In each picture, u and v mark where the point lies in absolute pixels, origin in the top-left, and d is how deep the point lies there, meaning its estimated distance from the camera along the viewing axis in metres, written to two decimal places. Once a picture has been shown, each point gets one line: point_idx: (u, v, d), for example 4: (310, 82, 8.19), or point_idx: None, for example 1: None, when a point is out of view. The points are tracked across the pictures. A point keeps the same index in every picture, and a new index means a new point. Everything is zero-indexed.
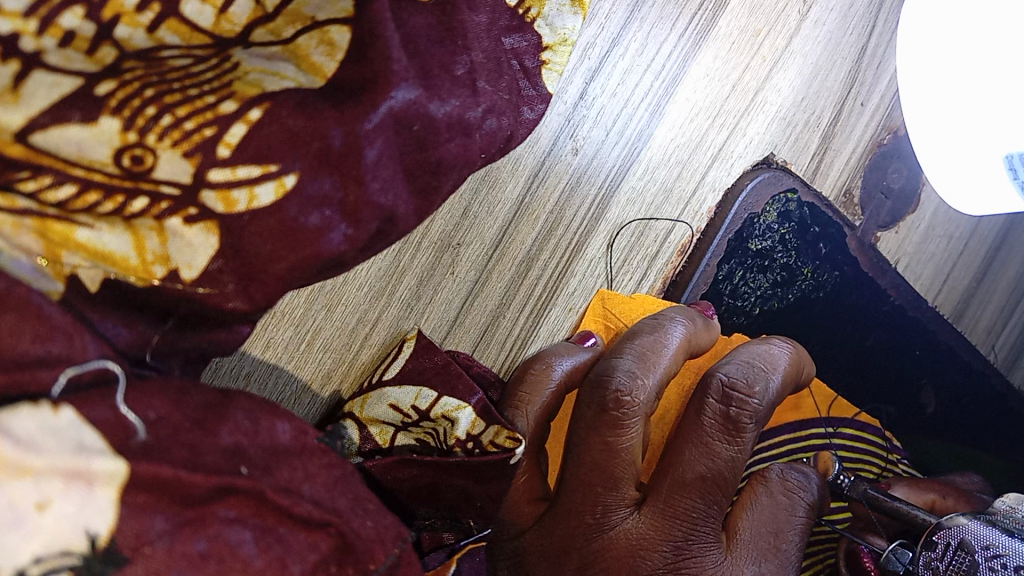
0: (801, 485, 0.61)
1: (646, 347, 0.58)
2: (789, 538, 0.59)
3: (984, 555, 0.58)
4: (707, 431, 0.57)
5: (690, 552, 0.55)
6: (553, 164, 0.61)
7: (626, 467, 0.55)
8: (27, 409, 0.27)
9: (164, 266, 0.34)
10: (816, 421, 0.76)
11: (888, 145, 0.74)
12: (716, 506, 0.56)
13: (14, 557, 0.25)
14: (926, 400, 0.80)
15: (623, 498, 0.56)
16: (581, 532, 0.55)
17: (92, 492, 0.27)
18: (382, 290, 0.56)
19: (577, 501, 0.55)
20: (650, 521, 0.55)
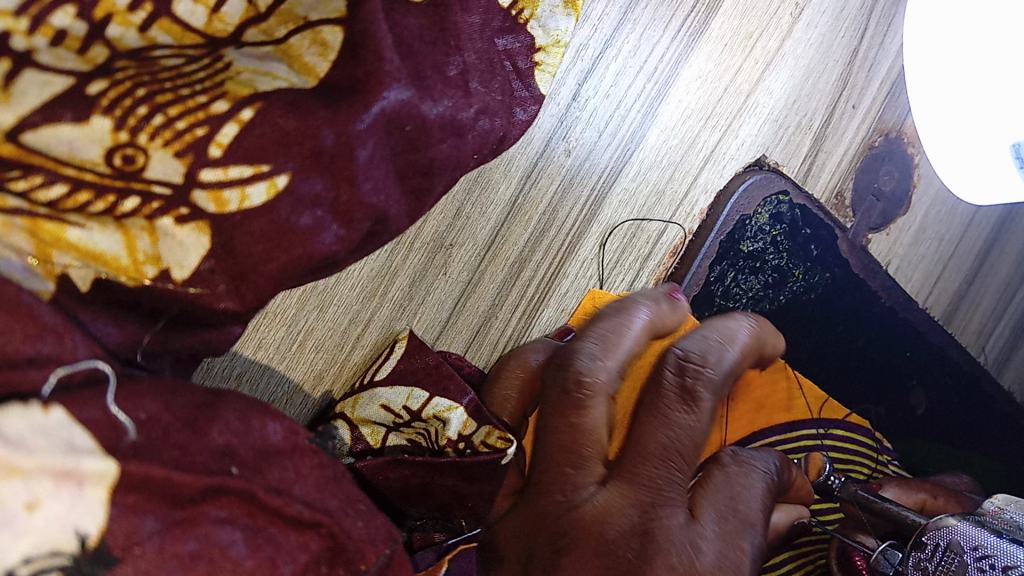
0: (763, 461, 0.59)
1: (607, 329, 0.57)
2: (748, 501, 0.55)
3: (972, 556, 0.58)
4: (665, 403, 0.56)
5: (657, 514, 0.52)
6: (545, 165, 0.61)
7: (592, 444, 0.53)
8: (17, 408, 0.27)
9: (155, 266, 0.34)
10: (807, 423, 0.76)
11: (880, 147, 0.75)
12: (681, 473, 0.54)
13: (3, 557, 0.25)
14: (916, 402, 0.80)
15: (592, 473, 0.53)
16: (551, 510, 0.52)
17: (83, 492, 0.27)
18: (374, 290, 0.57)
19: (547, 481, 0.53)
20: (616, 491, 0.52)
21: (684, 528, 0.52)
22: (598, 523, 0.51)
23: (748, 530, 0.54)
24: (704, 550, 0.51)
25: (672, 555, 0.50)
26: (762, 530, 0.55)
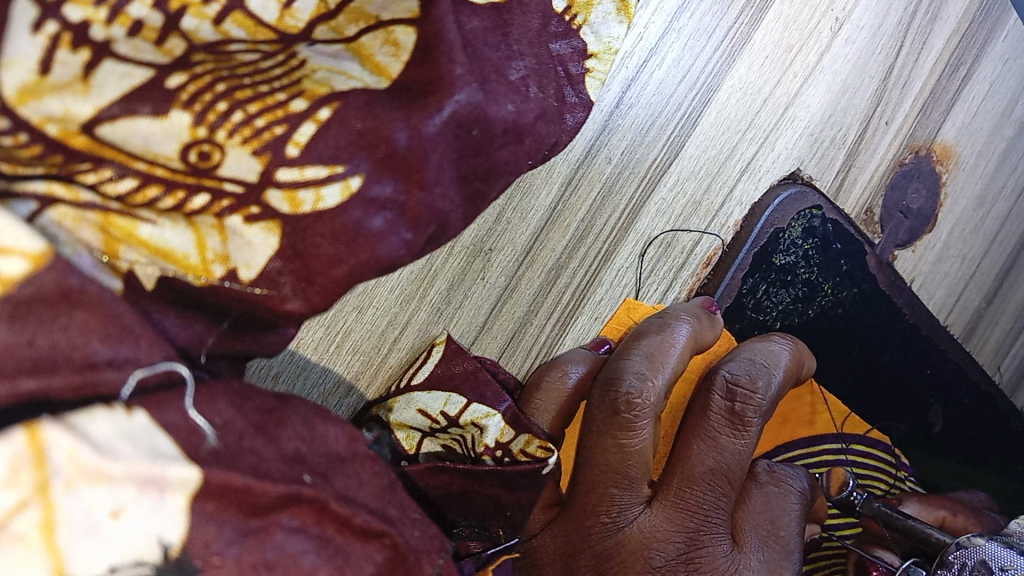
0: (798, 476, 0.61)
1: (653, 348, 0.56)
2: (790, 529, 0.57)
3: None
4: (713, 426, 0.56)
5: (703, 544, 0.54)
6: (586, 172, 0.60)
7: (640, 465, 0.54)
8: (102, 411, 0.26)
9: (224, 266, 0.33)
10: (829, 436, 0.75)
11: (910, 165, 0.76)
12: (727, 498, 0.55)
13: (90, 566, 0.24)
14: (934, 419, 0.82)
15: (638, 495, 0.54)
16: (598, 532, 0.53)
17: (164, 500, 0.26)
18: (412, 294, 0.56)
19: (593, 501, 0.54)
20: (662, 515, 0.54)
21: (728, 558, 0.54)
22: (644, 549, 0.53)
23: (789, 560, 0.57)
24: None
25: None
26: (799, 552, 0.58)
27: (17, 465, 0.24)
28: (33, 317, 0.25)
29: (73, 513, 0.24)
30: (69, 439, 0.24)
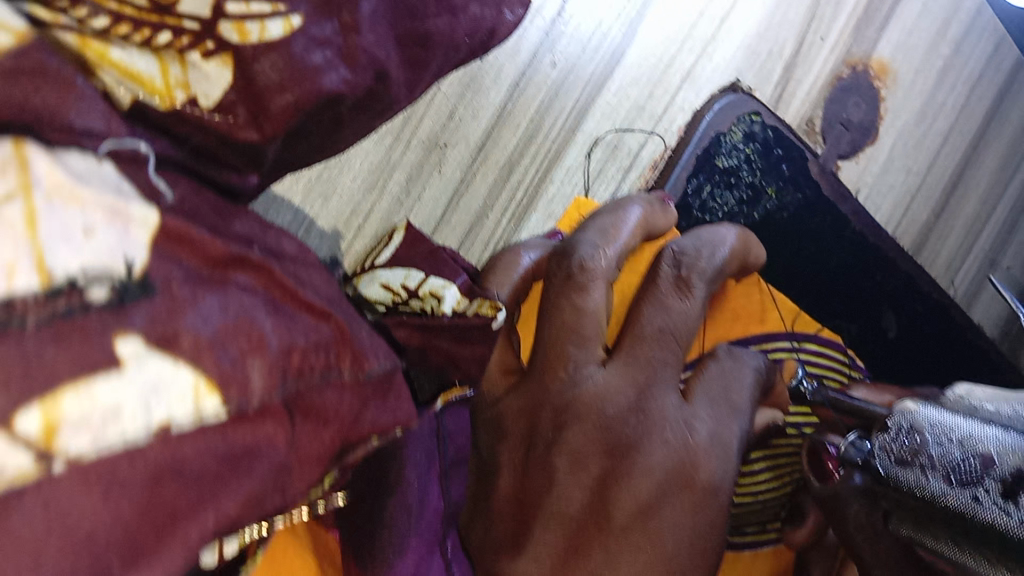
0: (751, 356, 0.67)
1: (606, 224, 0.63)
2: (736, 390, 0.63)
3: (933, 432, 0.64)
4: (661, 291, 0.61)
5: (653, 394, 0.58)
6: (532, 75, 0.65)
7: (593, 326, 0.59)
8: (77, 152, 0.31)
9: (184, 91, 0.39)
10: (779, 335, 0.80)
11: (848, 79, 0.81)
12: (673, 357, 0.60)
13: (66, 264, 0.29)
14: (888, 325, 0.87)
15: (593, 354, 0.59)
16: (558, 387, 0.58)
17: (129, 231, 0.31)
18: (373, 183, 0.61)
19: (551, 359, 0.58)
20: (616, 371, 0.58)
21: (678, 410, 0.58)
22: (600, 400, 0.57)
23: (735, 415, 0.61)
24: (697, 430, 0.58)
25: (665, 432, 0.57)
26: (747, 414, 0.63)
27: (5, 171, 0.28)
28: (11, 86, 0.30)
29: (51, 219, 0.29)
30: (54, 163, 0.30)
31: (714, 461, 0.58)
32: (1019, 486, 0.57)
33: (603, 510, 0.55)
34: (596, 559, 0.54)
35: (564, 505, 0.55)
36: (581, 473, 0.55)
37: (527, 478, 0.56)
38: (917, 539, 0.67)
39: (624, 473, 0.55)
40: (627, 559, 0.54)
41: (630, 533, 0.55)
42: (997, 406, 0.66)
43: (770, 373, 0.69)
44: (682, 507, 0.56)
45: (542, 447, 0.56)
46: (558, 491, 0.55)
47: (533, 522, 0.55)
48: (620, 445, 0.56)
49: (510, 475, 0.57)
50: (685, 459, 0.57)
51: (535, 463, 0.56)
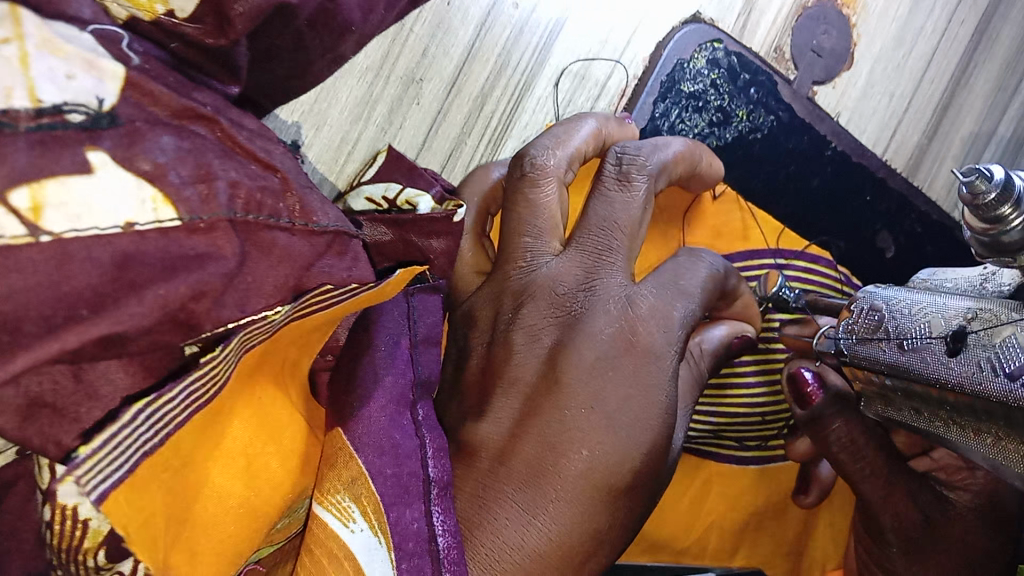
0: (711, 258, 0.73)
1: (559, 131, 0.70)
2: (684, 279, 0.69)
3: (887, 309, 0.69)
4: (603, 186, 0.69)
5: (599, 276, 0.66)
6: (498, 16, 0.73)
7: (547, 218, 0.67)
8: (62, 24, 0.38)
9: (164, 6, 0.47)
10: (762, 253, 0.86)
11: (814, 8, 0.83)
12: (619, 243, 0.68)
13: (51, 93, 0.33)
14: (884, 244, 0.91)
15: (548, 246, 0.67)
16: (518, 275, 0.66)
17: (104, 82, 0.36)
18: (359, 114, 0.70)
19: (511, 251, 0.67)
20: (568, 257, 0.66)
21: (621, 289, 0.66)
22: (553, 283, 0.66)
23: (682, 300, 0.68)
24: (638, 305, 0.66)
25: (607, 305, 0.65)
26: (698, 297, 0.69)
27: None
28: None
29: (39, 64, 0.34)
30: (42, 21, 0.35)
31: (655, 331, 0.65)
32: (960, 340, 0.61)
33: (553, 374, 0.63)
34: (548, 417, 0.61)
35: (521, 372, 0.64)
36: (536, 345, 0.64)
37: (491, 354, 0.65)
38: (887, 416, 0.71)
39: (571, 341, 0.63)
40: (573, 415, 0.61)
41: (576, 392, 0.62)
42: (955, 279, 0.71)
43: (728, 277, 0.74)
44: (624, 369, 0.63)
45: (504, 327, 0.65)
46: (517, 360, 0.64)
47: (495, 390, 0.64)
48: (570, 319, 0.64)
49: (478, 356, 0.67)
50: (627, 327, 0.64)
51: (499, 341, 0.65)
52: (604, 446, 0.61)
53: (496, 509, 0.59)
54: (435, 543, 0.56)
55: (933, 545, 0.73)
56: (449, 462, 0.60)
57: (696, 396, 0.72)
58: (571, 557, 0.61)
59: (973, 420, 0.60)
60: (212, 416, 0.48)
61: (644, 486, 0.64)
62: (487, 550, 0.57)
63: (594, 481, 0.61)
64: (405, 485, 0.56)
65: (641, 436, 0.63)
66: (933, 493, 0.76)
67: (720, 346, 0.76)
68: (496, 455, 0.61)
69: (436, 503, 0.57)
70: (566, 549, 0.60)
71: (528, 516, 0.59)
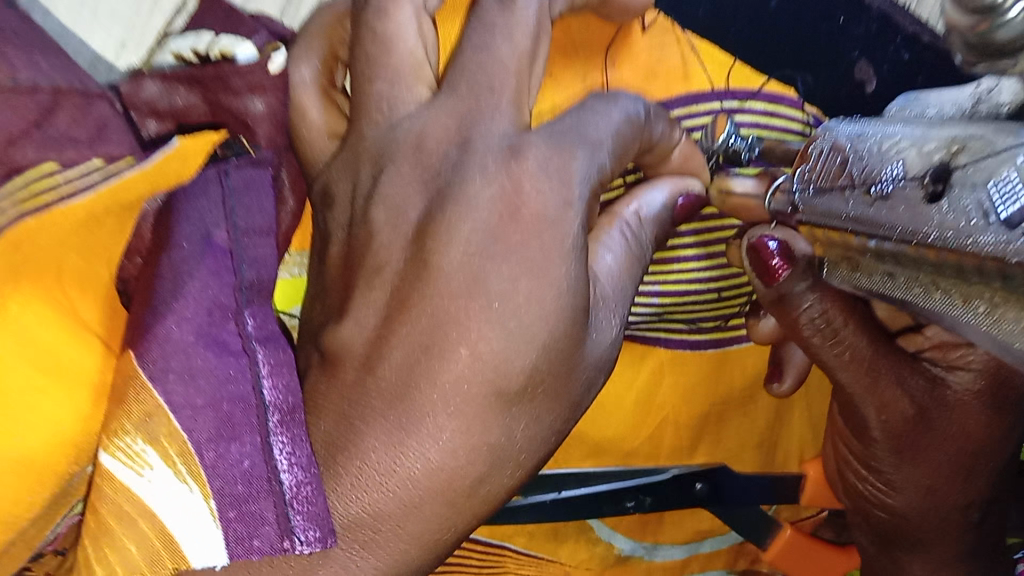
0: (630, 102, 0.56)
1: None
2: (591, 125, 0.52)
3: (851, 149, 0.53)
4: (481, 8, 0.51)
5: (477, 124, 0.50)
6: None
7: (407, 57, 0.51)
8: None
9: None
10: (711, 96, 0.67)
11: None
12: (505, 81, 0.50)
13: None
14: (863, 76, 0.74)
15: (411, 93, 0.52)
16: (373, 133, 0.52)
17: None
18: None
19: (363, 102, 0.52)
20: (440, 106, 0.50)
21: (505, 136, 0.50)
22: (417, 141, 0.50)
23: (582, 148, 0.50)
24: (525, 156, 0.49)
25: (484, 159, 0.49)
26: (611, 151, 0.52)
27: None
28: None
29: None
30: None
31: (546, 188, 0.49)
32: (941, 176, 0.45)
33: (420, 257, 0.48)
34: (418, 310, 0.48)
35: (385, 259, 0.50)
36: (399, 223, 0.50)
37: (351, 240, 0.51)
38: (858, 286, 0.56)
39: (439, 211, 0.49)
40: (451, 306, 0.47)
41: (449, 277, 0.48)
42: (939, 106, 0.56)
43: (655, 123, 0.57)
44: (511, 242, 0.48)
45: (362, 204, 0.51)
46: (379, 245, 0.50)
47: (357, 283, 0.50)
48: (439, 184, 0.49)
49: (339, 245, 0.53)
50: (509, 187, 0.48)
51: (358, 221, 0.51)
52: (490, 341, 0.47)
53: (359, 431, 0.47)
54: (278, 481, 0.43)
55: (927, 441, 0.65)
56: (295, 378, 0.46)
57: (637, 281, 0.56)
58: (463, 482, 0.48)
59: (961, 284, 0.46)
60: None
61: (555, 387, 0.50)
62: (346, 482, 0.46)
63: (479, 388, 0.47)
64: (226, 413, 0.43)
65: (538, 323, 0.48)
66: (923, 375, 0.64)
67: (666, 208, 0.60)
68: (360, 364, 0.49)
69: (279, 434, 0.44)
70: (453, 474, 0.47)
71: (397, 436, 0.46)
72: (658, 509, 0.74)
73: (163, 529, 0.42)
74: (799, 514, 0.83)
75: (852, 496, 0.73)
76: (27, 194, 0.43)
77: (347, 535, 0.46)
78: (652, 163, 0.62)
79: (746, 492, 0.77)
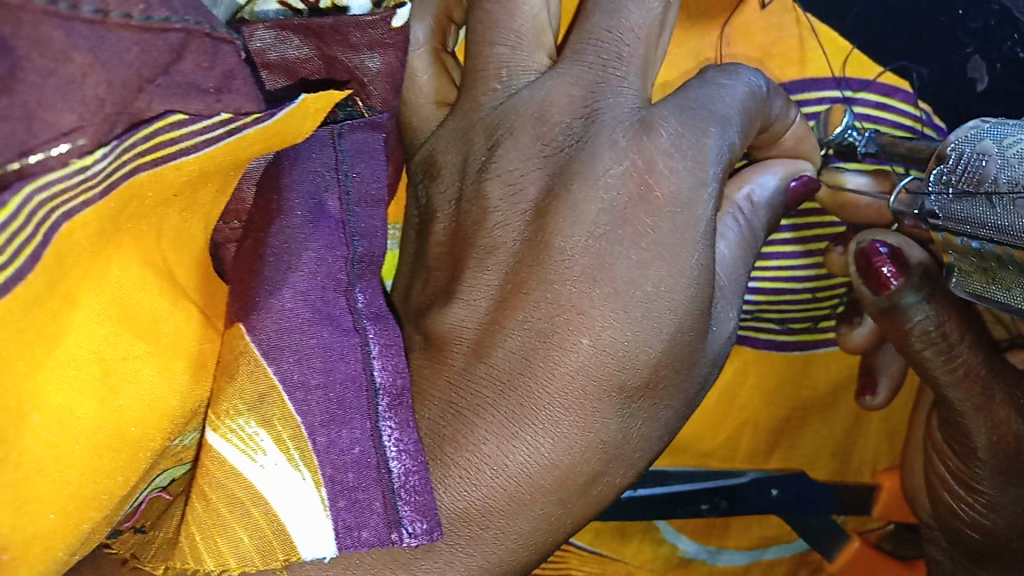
0: (750, 74, 0.51)
1: None
2: (719, 100, 0.48)
3: (999, 157, 0.50)
4: None
5: (603, 95, 0.47)
6: None
7: (530, 22, 0.49)
8: None
9: None
10: (827, 83, 0.67)
11: None
12: (631, 49, 0.48)
13: None
14: (976, 74, 0.67)
15: (531, 61, 0.49)
16: (489, 100, 0.49)
17: None
18: None
19: (479, 68, 0.50)
20: (563, 73, 0.48)
21: (634, 110, 0.47)
22: (540, 111, 0.47)
23: (715, 125, 0.47)
24: (657, 131, 0.46)
25: (613, 133, 0.46)
26: (739, 132, 0.48)
27: None
28: None
29: None
30: None
31: (681, 168, 0.46)
32: None
33: (539, 238, 0.46)
34: (535, 293, 0.46)
35: (501, 237, 0.47)
36: (518, 199, 0.47)
37: (459, 216, 0.49)
38: (988, 298, 0.54)
39: (562, 188, 0.46)
40: (567, 292, 0.45)
41: (574, 261, 0.45)
42: None
43: (773, 99, 0.52)
44: (641, 224, 0.45)
45: (474, 178, 0.49)
46: (493, 223, 0.48)
47: (467, 262, 0.48)
48: (561, 159, 0.47)
49: (444, 221, 0.50)
50: (641, 164, 0.46)
51: (468, 196, 0.49)
52: (613, 331, 0.45)
53: (470, 421, 0.45)
54: (386, 469, 0.42)
55: None
56: (405, 360, 0.44)
57: (750, 268, 0.53)
58: (576, 479, 0.46)
59: None
60: (42, 295, 0.33)
61: (675, 382, 0.47)
62: (456, 475, 0.44)
63: (600, 380, 0.45)
64: (339, 398, 0.41)
65: (665, 313, 0.45)
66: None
67: (778, 193, 0.55)
68: (470, 350, 0.47)
69: (388, 419, 0.43)
70: (566, 471, 0.45)
71: (512, 428, 0.45)
72: (732, 513, 0.72)
73: (274, 516, 0.40)
74: (866, 526, 0.81)
75: (936, 509, 0.74)
76: (146, 145, 0.35)
77: (455, 529, 0.45)
78: (763, 144, 0.57)
79: (815, 502, 0.74)
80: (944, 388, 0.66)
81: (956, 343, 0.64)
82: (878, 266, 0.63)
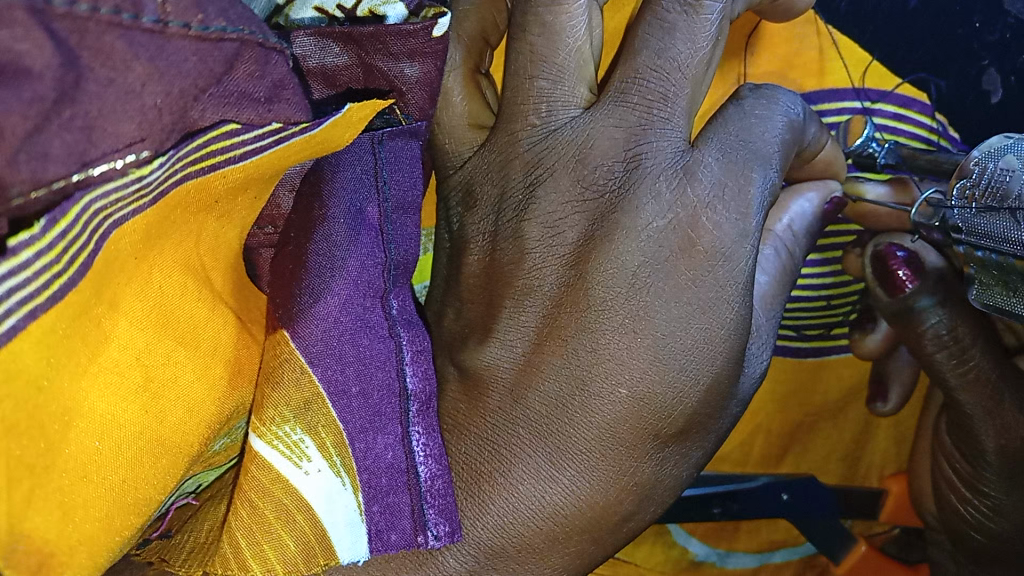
0: (788, 101, 0.53)
1: None
2: (760, 137, 0.50)
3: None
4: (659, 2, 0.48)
5: (647, 139, 0.49)
6: None
7: (574, 55, 0.49)
8: None
9: None
10: (847, 94, 0.68)
11: None
12: (678, 88, 0.49)
13: None
14: (990, 86, 0.67)
15: (573, 95, 0.50)
16: (527, 136, 0.50)
17: None
18: None
19: (519, 101, 0.50)
20: (603, 113, 0.49)
21: (677, 154, 0.49)
22: (581, 154, 0.49)
23: (757, 167, 0.49)
24: (700, 181, 0.48)
25: (658, 183, 0.48)
26: (779, 167, 0.51)
27: None
28: None
29: None
30: None
31: (724, 221, 0.48)
32: None
33: (577, 286, 0.49)
34: (573, 343, 0.48)
35: (539, 280, 0.50)
36: (557, 243, 0.49)
37: (495, 250, 0.51)
38: (1009, 309, 0.55)
39: (603, 237, 0.48)
40: (605, 344, 0.48)
41: (614, 310, 0.48)
42: None
43: (806, 125, 0.54)
44: (679, 277, 0.48)
45: (511, 216, 0.50)
46: (530, 265, 0.50)
47: (502, 300, 0.50)
48: (602, 206, 0.49)
49: (478, 252, 0.52)
50: (685, 218, 0.48)
51: (504, 232, 0.51)
52: (649, 380, 0.48)
53: (507, 461, 0.48)
54: (414, 473, 0.43)
55: None
56: (434, 367, 0.44)
57: (785, 299, 0.55)
58: (611, 518, 0.49)
59: None
60: (88, 302, 0.33)
61: (705, 427, 0.50)
62: (493, 511, 0.47)
63: (635, 428, 0.48)
64: (376, 406, 0.42)
65: (701, 364, 0.48)
66: None
67: (814, 218, 0.57)
68: (506, 390, 0.49)
69: (416, 424, 0.43)
70: (600, 511, 0.49)
71: (549, 468, 0.48)
72: (744, 516, 0.73)
73: (317, 521, 0.41)
74: (871, 530, 0.83)
75: (942, 511, 0.75)
76: (198, 153, 0.35)
77: (490, 561, 0.48)
78: (796, 166, 0.59)
79: (821, 507, 0.75)
80: (955, 393, 0.67)
81: (968, 346, 0.65)
82: (896, 271, 0.64)
